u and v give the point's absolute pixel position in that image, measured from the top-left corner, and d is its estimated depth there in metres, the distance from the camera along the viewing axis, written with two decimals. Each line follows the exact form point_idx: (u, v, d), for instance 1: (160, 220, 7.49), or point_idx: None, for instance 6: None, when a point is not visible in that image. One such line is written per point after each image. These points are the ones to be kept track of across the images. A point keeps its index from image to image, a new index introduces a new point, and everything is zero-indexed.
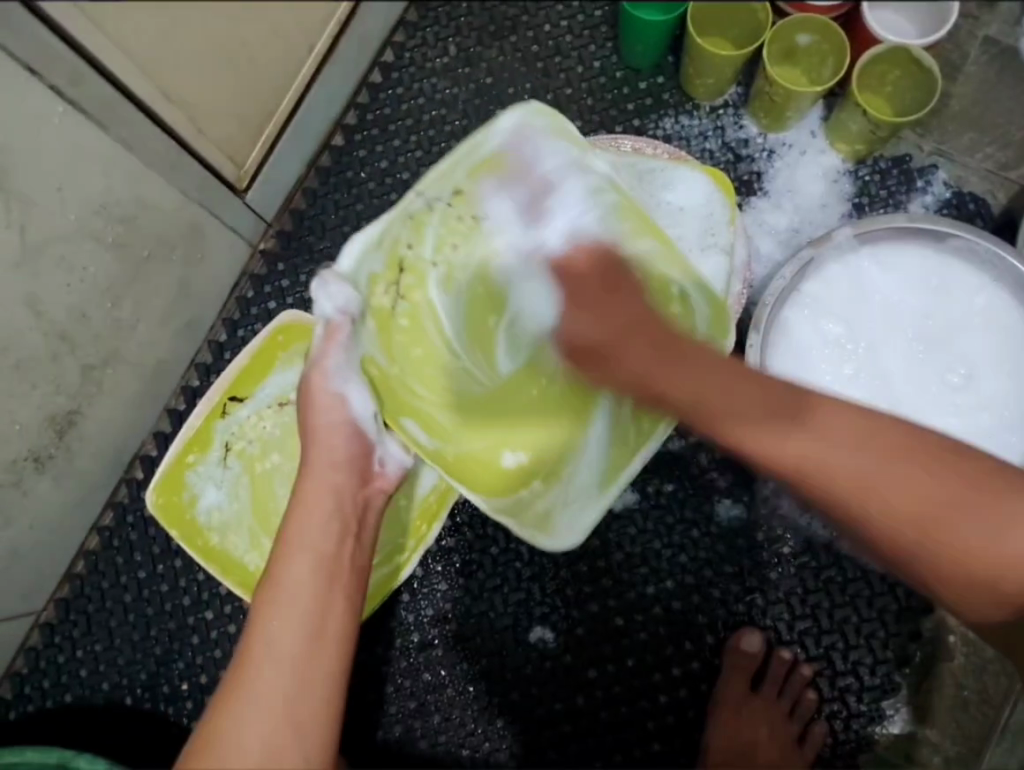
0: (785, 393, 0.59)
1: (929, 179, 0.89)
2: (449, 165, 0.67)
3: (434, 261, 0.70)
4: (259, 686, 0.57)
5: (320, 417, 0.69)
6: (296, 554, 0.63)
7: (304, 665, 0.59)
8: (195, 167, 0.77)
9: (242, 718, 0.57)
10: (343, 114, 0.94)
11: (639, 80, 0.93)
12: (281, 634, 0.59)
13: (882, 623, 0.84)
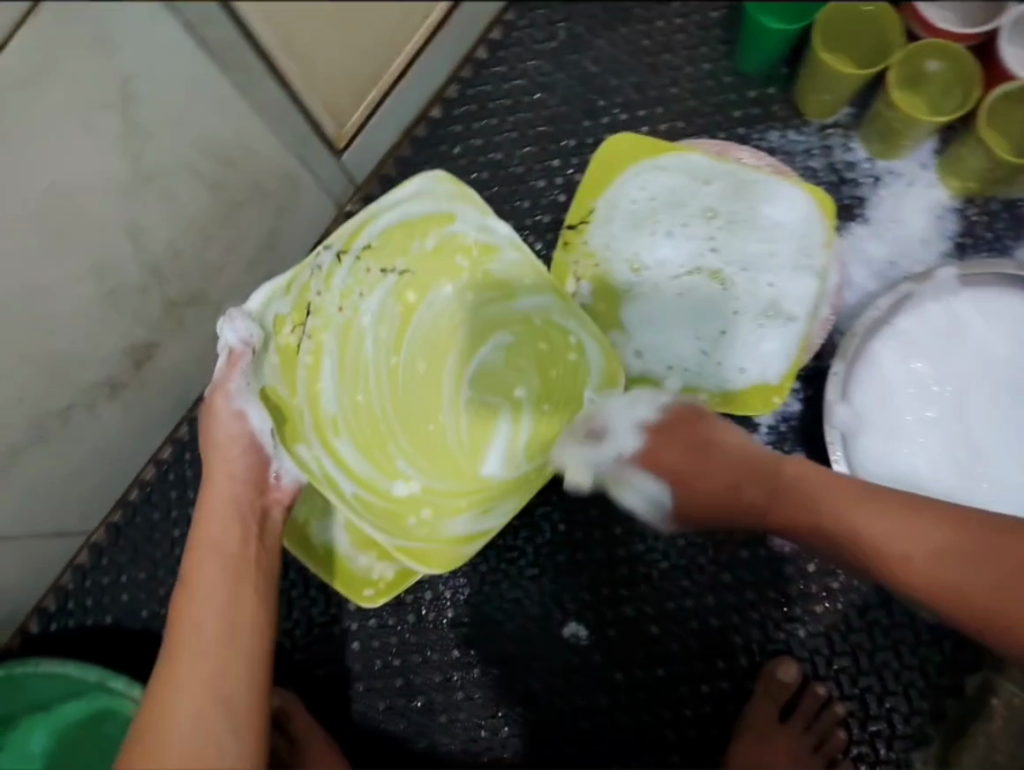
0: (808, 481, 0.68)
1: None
2: (358, 227, 0.85)
3: (340, 305, 0.86)
4: (184, 674, 0.63)
5: (220, 439, 0.75)
6: (203, 555, 0.70)
7: (222, 651, 0.65)
8: (300, 120, 0.76)
9: (173, 705, 0.62)
10: (444, 86, 0.93)
11: (747, 87, 0.90)
12: (198, 627, 0.66)
13: (923, 674, 0.81)
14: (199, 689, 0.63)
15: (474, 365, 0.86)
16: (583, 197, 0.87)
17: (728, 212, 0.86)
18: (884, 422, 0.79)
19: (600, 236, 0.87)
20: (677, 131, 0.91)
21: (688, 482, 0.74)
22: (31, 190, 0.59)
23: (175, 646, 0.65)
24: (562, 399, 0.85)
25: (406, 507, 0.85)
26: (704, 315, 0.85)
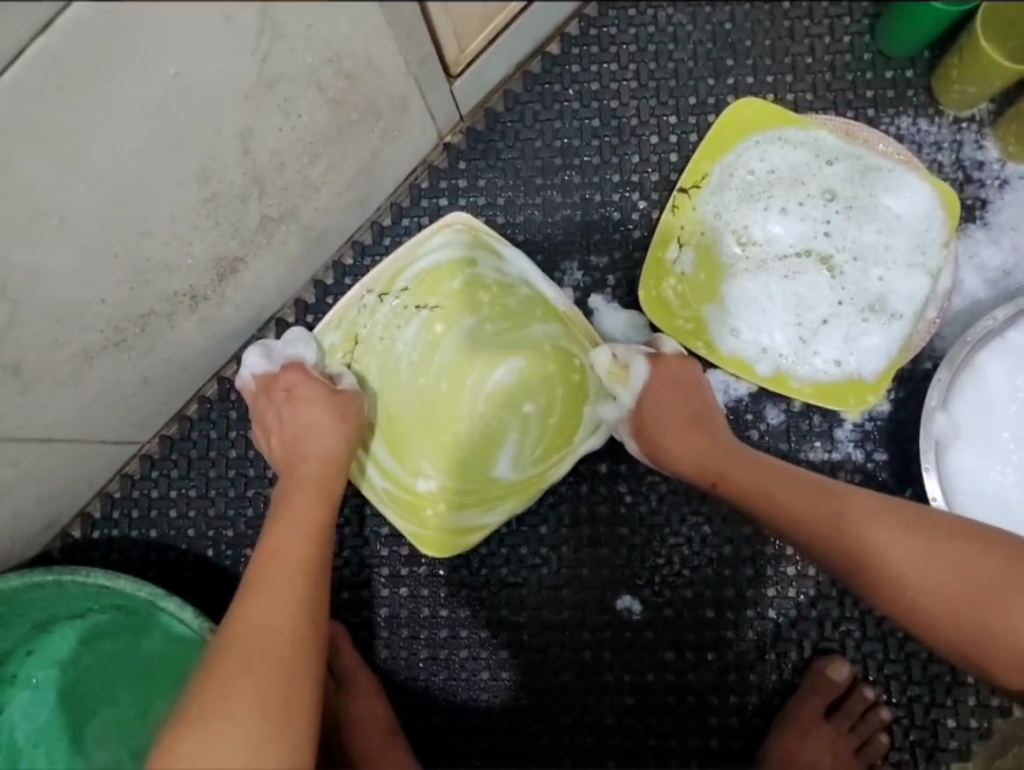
0: (805, 485, 0.71)
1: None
2: (401, 266, 0.85)
3: (382, 335, 0.85)
4: (272, 588, 0.67)
5: (313, 396, 0.79)
6: (285, 506, 0.74)
7: (308, 578, 0.69)
8: (428, 41, 0.70)
9: (259, 612, 0.66)
10: (566, 23, 0.88)
11: (886, 68, 0.86)
12: (290, 553, 0.70)
13: (975, 691, 0.81)
14: (280, 614, 0.66)
15: (488, 383, 0.85)
16: (696, 170, 0.84)
17: (848, 195, 0.83)
18: (980, 435, 0.77)
19: (706, 209, 0.84)
20: (804, 105, 0.87)
21: (661, 395, 0.78)
22: (156, 79, 0.54)
23: (263, 565, 0.69)
24: (568, 414, 0.85)
25: (424, 502, 0.85)
26: (806, 301, 0.82)
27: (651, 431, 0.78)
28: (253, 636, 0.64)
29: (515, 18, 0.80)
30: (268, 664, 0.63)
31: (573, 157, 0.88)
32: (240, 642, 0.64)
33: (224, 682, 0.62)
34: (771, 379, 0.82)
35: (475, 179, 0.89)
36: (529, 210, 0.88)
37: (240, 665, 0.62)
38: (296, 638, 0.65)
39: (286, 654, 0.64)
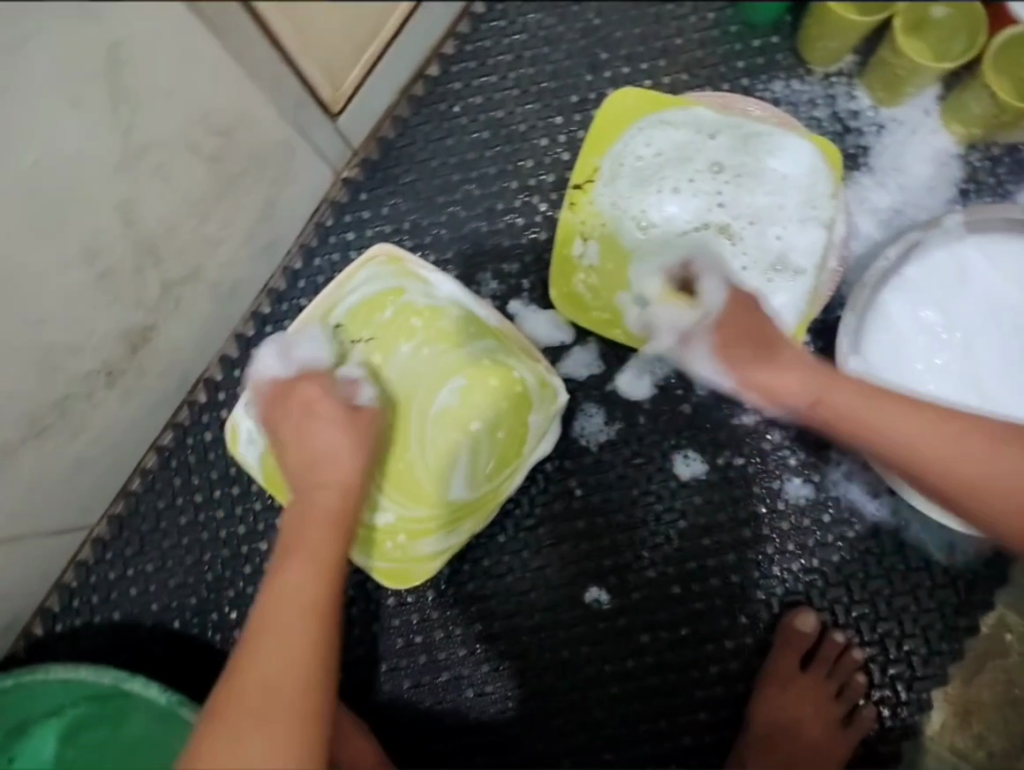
0: (863, 398, 0.69)
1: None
2: (330, 305, 0.84)
3: None
4: (280, 633, 0.63)
5: (331, 411, 0.74)
6: (297, 541, 0.68)
7: (316, 620, 0.64)
8: (295, 84, 0.72)
9: (266, 658, 0.62)
10: (441, 43, 0.89)
11: (753, 37, 0.88)
12: (297, 590, 0.65)
13: (940, 616, 0.83)
14: (288, 660, 0.62)
15: (433, 407, 0.83)
16: (586, 163, 0.86)
17: (735, 165, 0.85)
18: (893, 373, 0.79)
19: (601, 200, 0.86)
20: (681, 86, 0.89)
21: (739, 319, 0.70)
22: (15, 169, 0.55)
23: (269, 604, 0.65)
24: (515, 425, 0.83)
25: (383, 535, 0.83)
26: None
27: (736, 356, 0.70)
28: (257, 687, 0.60)
29: (386, 50, 0.81)
30: (276, 719, 0.59)
31: (471, 169, 0.89)
32: (245, 692, 0.60)
33: (236, 735, 0.59)
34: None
35: (378, 208, 0.88)
36: (436, 230, 0.88)
37: (250, 718, 0.59)
38: (307, 688, 0.61)
39: (292, 706, 0.60)
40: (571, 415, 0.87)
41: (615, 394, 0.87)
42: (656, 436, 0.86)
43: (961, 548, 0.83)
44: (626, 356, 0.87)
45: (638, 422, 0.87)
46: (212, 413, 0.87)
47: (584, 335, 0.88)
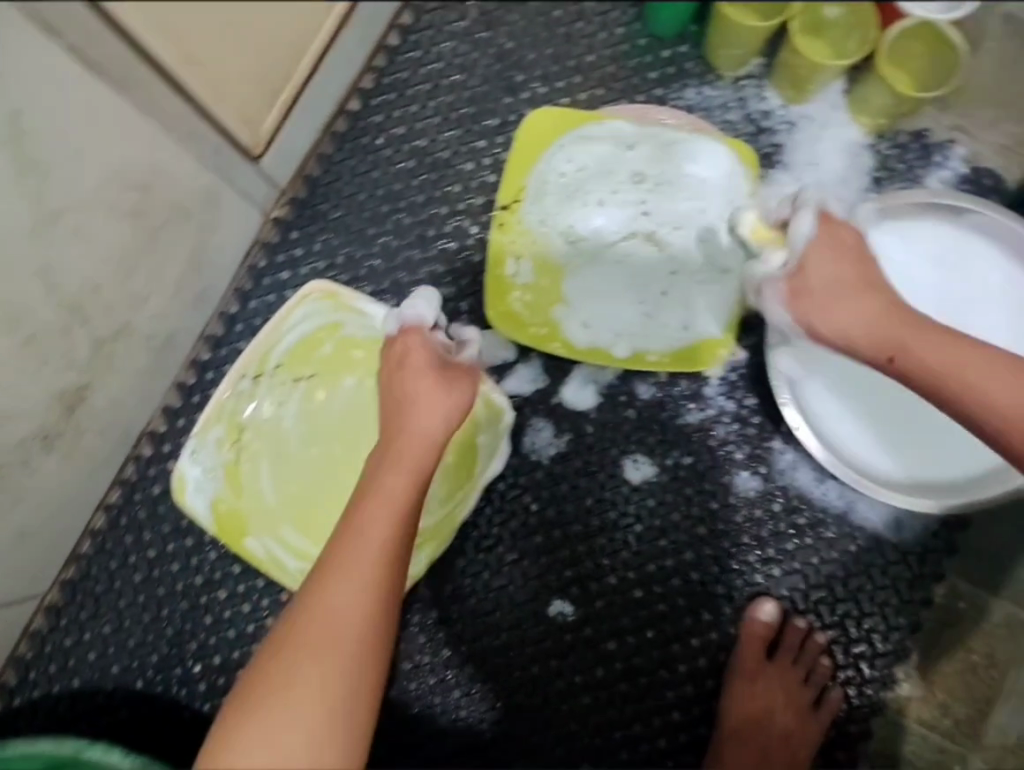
0: (939, 348, 0.65)
1: (950, 149, 0.89)
2: (267, 347, 0.83)
3: (266, 417, 0.84)
4: (355, 570, 0.60)
5: (424, 364, 0.71)
6: (380, 489, 0.65)
7: (384, 573, 0.61)
8: (212, 133, 0.73)
9: (333, 598, 0.59)
10: (360, 78, 0.90)
11: (661, 48, 0.91)
12: (371, 537, 0.62)
13: (895, 592, 0.85)
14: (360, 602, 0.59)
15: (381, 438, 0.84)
16: (512, 183, 0.87)
17: (655, 174, 0.87)
18: (823, 361, 0.82)
19: (529, 219, 0.87)
20: (597, 101, 0.90)
21: (826, 256, 0.66)
22: None
23: (341, 540, 0.62)
24: (463, 449, 0.84)
25: None
26: (642, 279, 0.86)
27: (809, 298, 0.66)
28: (321, 626, 0.57)
29: (305, 85, 0.82)
30: (333, 662, 0.56)
31: (399, 200, 0.89)
32: (310, 623, 0.58)
33: (288, 669, 0.56)
34: (629, 359, 0.86)
35: (310, 245, 0.88)
36: (370, 261, 0.89)
37: (307, 653, 0.56)
38: (366, 640, 0.58)
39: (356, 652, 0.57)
40: (521, 431, 0.88)
41: (561, 407, 0.88)
42: (604, 443, 0.88)
43: (907, 523, 0.85)
44: (568, 368, 0.89)
45: (586, 432, 0.88)
46: (159, 465, 0.87)
47: (526, 352, 0.89)
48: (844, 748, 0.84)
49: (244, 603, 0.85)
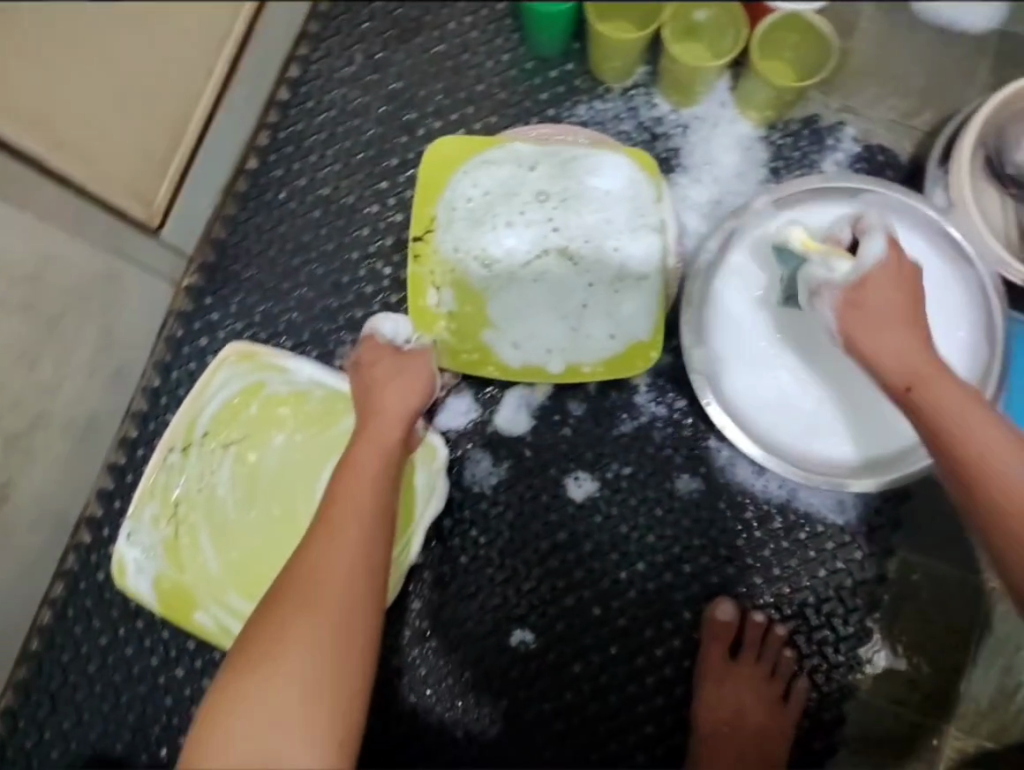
0: (957, 398, 0.63)
1: (842, 131, 0.90)
2: (191, 416, 0.83)
3: (199, 486, 0.84)
4: (338, 530, 0.63)
5: (389, 363, 0.79)
6: (357, 466, 0.70)
7: (373, 536, 0.64)
8: (100, 214, 0.74)
9: (326, 559, 0.61)
10: (255, 136, 0.89)
11: (548, 68, 0.90)
12: (356, 505, 0.65)
13: (849, 573, 0.85)
14: (348, 556, 0.62)
15: (317, 492, 0.83)
16: (421, 215, 0.86)
17: (559, 191, 0.87)
18: (741, 356, 0.83)
19: (445, 248, 0.86)
20: (493, 128, 0.90)
21: (891, 283, 0.68)
22: None
23: (327, 510, 0.65)
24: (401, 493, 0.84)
25: None
26: (563, 295, 0.87)
27: (859, 312, 0.68)
28: (311, 579, 0.60)
29: (195, 152, 0.82)
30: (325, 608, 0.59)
31: (310, 252, 0.88)
32: (305, 583, 0.60)
33: (283, 621, 0.58)
34: (562, 374, 0.86)
35: (226, 308, 0.87)
36: (287, 316, 0.88)
37: (298, 606, 0.59)
38: (360, 598, 0.60)
39: (347, 601, 0.59)
40: (460, 465, 0.88)
41: (496, 434, 0.88)
42: (544, 465, 0.88)
43: (851, 503, 0.86)
44: (497, 395, 0.89)
45: (525, 456, 0.88)
46: (100, 550, 0.85)
47: (455, 385, 0.89)
48: (821, 736, 0.84)
49: (203, 677, 0.84)
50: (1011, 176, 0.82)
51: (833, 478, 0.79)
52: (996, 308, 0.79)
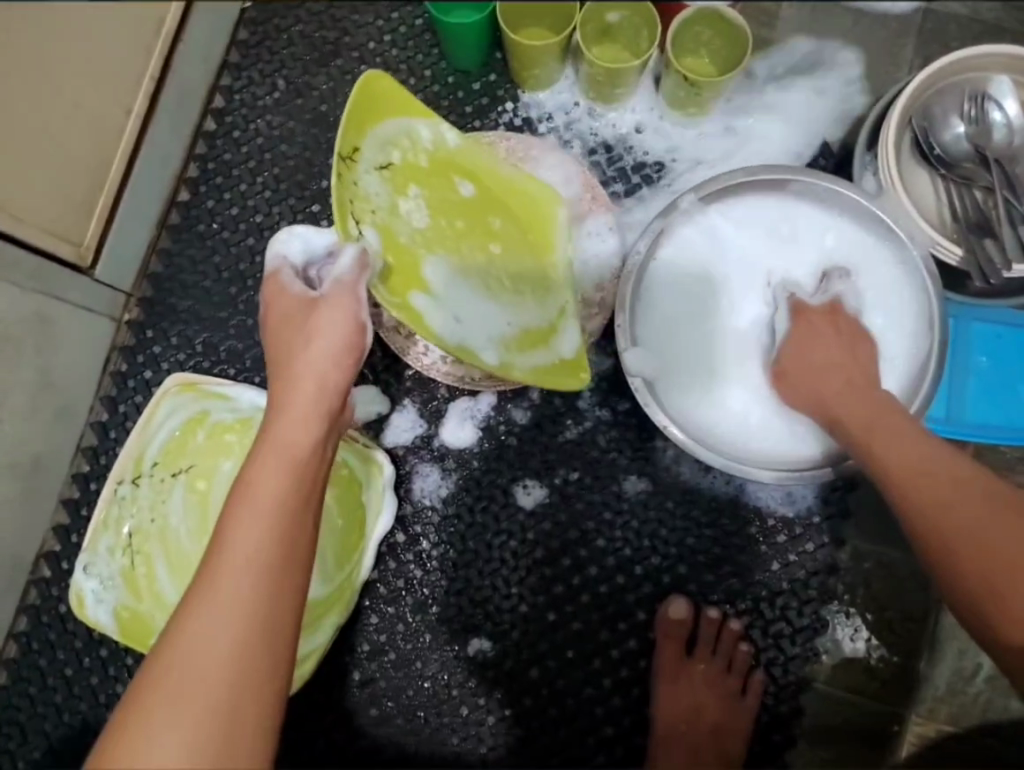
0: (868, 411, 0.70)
1: (774, 113, 0.88)
2: (140, 448, 0.85)
3: (152, 516, 0.85)
4: (215, 601, 0.51)
5: (308, 339, 0.62)
6: (251, 500, 0.54)
7: (269, 592, 0.52)
8: (24, 256, 0.75)
9: (203, 640, 0.50)
10: (184, 169, 0.91)
11: (471, 81, 0.90)
12: (246, 555, 0.52)
13: (802, 565, 0.85)
14: (225, 640, 0.50)
15: None
16: (359, 135, 0.69)
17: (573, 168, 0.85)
18: (675, 358, 0.82)
19: (368, 184, 0.70)
20: None
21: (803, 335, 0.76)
22: None
23: (210, 561, 0.52)
24: (350, 511, 0.85)
25: None
26: (522, 279, 0.80)
27: (800, 368, 0.75)
28: (182, 666, 0.49)
29: (120, 191, 0.84)
30: (193, 710, 0.48)
31: (246, 279, 0.89)
32: (174, 678, 0.49)
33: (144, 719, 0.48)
34: (496, 367, 0.75)
35: (167, 340, 0.89)
36: (228, 344, 0.89)
37: (164, 706, 0.48)
38: (237, 708, 0.49)
39: (225, 698, 0.49)
40: (408, 479, 0.88)
41: (442, 447, 0.89)
42: (492, 475, 0.88)
43: (798, 494, 0.86)
44: (442, 408, 0.89)
45: (473, 467, 0.88)
46: (60, 583, 0.87)
47: (399, 402, 0.89)
48: (780, 730, 0.84)
49: None
50: (939, 156, 0.81)
51: (795, 471, 0.77)
52: (930, 288, 0.77)
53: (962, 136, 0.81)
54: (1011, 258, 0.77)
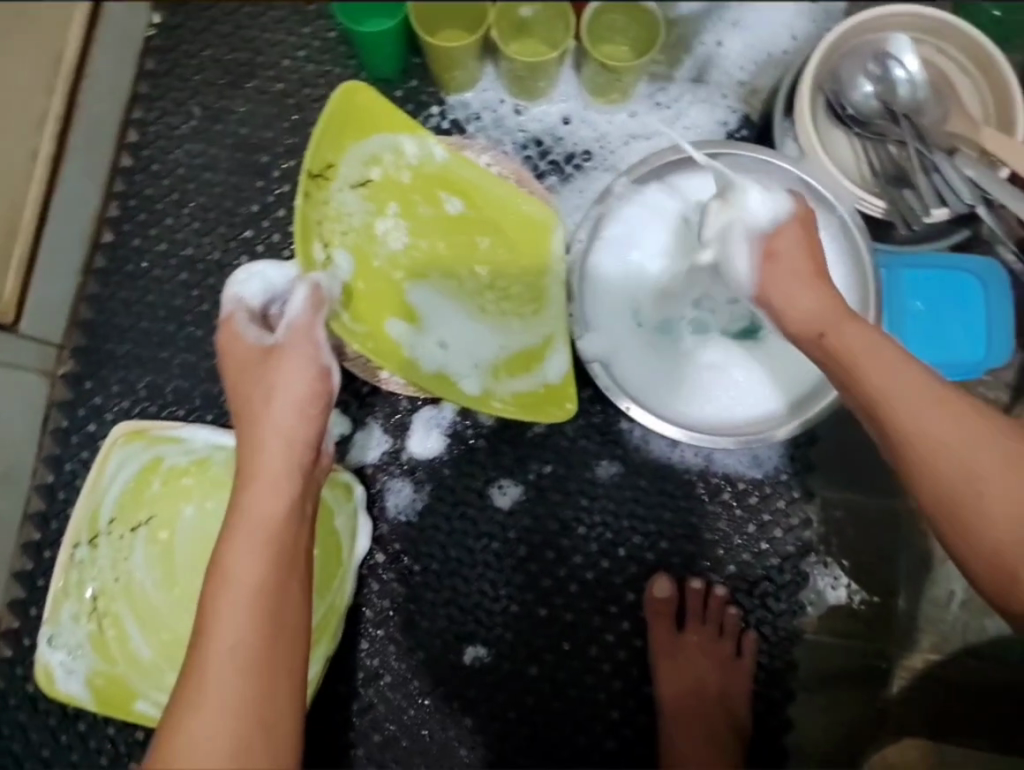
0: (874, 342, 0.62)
1: (696, 86, 0.91)
2: (92, 506, 0.80)
3: (115, 575, 0.80)
4: (207, 698, 0.49)
5: (271, 396, 0.60)
6: (231, 579, 0.52)
7: (262, 680, 0.50)
8: None
9: (199, 741, 0.48)
10: (104, 209, 0.87)
11: (393, 89, 0.90)
12: (231, 641, 0.50)
13: (777, 523, 0.87)
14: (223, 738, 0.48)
15: None
16: (338, 152, 0.75)
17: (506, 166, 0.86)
18: (632, 342, 0.83)
19: (343, 202, 0.75)
20: None
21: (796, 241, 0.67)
22: None
23: (196, 649, 0.51)
24: (325, 538, 0.83)
25: None
26: (511, 302, 0.85)
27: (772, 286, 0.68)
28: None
29: (37, 238, 0.80)
30: None
31: (183, 316, 0.86)
32: None
33: None
34: (476, 395, 0.80)
35: (108, 389, 0.85)
36: (174, 384, 0.85)
37: None
38: None
39: None
40: (381, 497, 0.87)
41: (411, 459, 0.87)
42: (465, 479, 0.87)
43: (764, 456, 0.88)
44: (406, 420, 0.88)
45: (445, 475, 0.87)
46: (25, 662, 0.82)
47: (361, 420, 0.87)
48: (777, 685, 0.86)
49: None
50: (851, 115, 0.85)
51: (753, 432, 0.79)
52: (860, 243, 0.80)
53: (871, 94, 0.85)
54: (929, 204, 0.81)
